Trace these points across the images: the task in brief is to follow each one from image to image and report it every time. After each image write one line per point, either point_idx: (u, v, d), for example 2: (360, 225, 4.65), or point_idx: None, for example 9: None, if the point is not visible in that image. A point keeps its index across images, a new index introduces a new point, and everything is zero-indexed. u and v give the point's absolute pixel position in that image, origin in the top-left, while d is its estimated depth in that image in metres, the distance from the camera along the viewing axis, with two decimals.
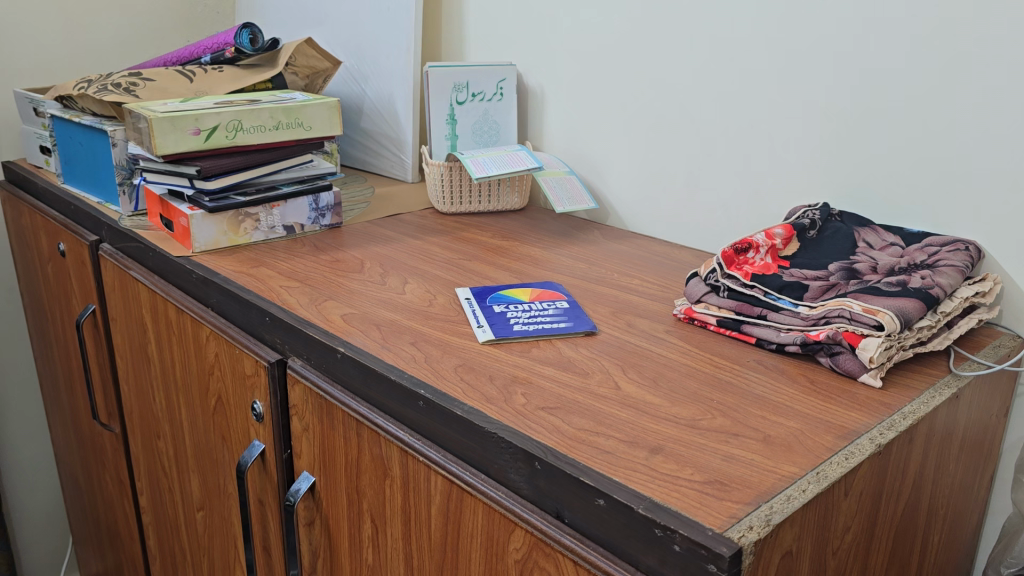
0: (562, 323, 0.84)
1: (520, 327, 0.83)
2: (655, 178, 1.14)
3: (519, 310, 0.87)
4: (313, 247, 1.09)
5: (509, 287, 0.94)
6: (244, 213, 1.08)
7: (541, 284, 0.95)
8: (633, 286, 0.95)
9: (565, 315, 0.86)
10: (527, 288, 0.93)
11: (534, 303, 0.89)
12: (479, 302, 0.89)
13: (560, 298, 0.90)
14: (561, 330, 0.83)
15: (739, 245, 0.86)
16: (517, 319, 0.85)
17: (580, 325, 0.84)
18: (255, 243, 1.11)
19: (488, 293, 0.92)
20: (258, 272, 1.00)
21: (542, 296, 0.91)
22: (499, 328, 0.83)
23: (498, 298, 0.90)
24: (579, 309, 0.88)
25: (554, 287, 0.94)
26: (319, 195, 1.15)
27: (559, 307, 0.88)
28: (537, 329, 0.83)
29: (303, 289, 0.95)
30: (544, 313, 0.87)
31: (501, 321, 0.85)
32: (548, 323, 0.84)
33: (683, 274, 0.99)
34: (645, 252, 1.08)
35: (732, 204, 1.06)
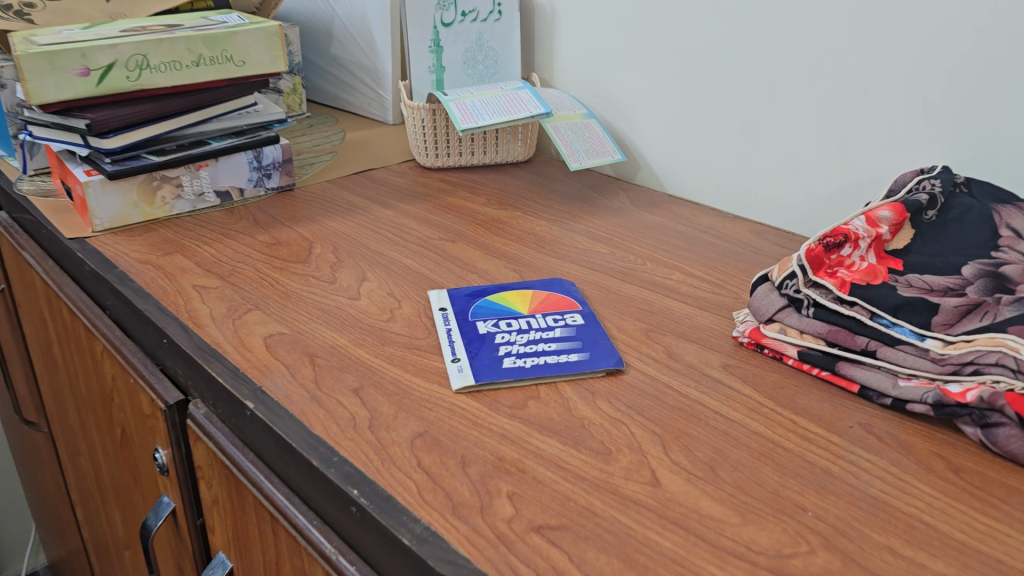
0: (573, 356, 0.59)
1: (511, 363, 0.58)
2: (700, 123, 0.86)
3: (512, 330, 0.62)
4: (252, 221, 0.83)
5: (500, 288, 0.68)
6: (161, 176, 0.82)
7: (545, 284, 0.69)
8: (672, 286, 0.69)
9: (579, 339, 0.60)
10: (526, 291, 0.68)
11: (535, 318, 0.63)
12: (458, 316, 0.64)
13: (572, 309, 0.65)
14: (571, 369, 0.57)
15: (831, 238, 0.59)
16: (508, 346, 0.60)
17: (598, 359, 0.58)
18: (178, 216, 0.85)
19: (472, 299, 0.66)
20: (170, 262, 0.75)
21: (547, 306, 0.65)
22: (481, 365, 0.58)
23: (486, 310, 0.65)
24: (597, 327, 0.62)
25: (564, 289, 0.68)
26: (262, 150, 0.88)
27: (569, 324, 0.62)
28: (536, 369, 0.57)
29: (222, 292, 0.69)
30: (549, 335, 0.61)
31: (485, 351, 0.59)
32: (552, 355, 0.59)
33: (740, 263, 0.73)
34: (688, 228, 0.81)
35: (806, 161, 0.78)
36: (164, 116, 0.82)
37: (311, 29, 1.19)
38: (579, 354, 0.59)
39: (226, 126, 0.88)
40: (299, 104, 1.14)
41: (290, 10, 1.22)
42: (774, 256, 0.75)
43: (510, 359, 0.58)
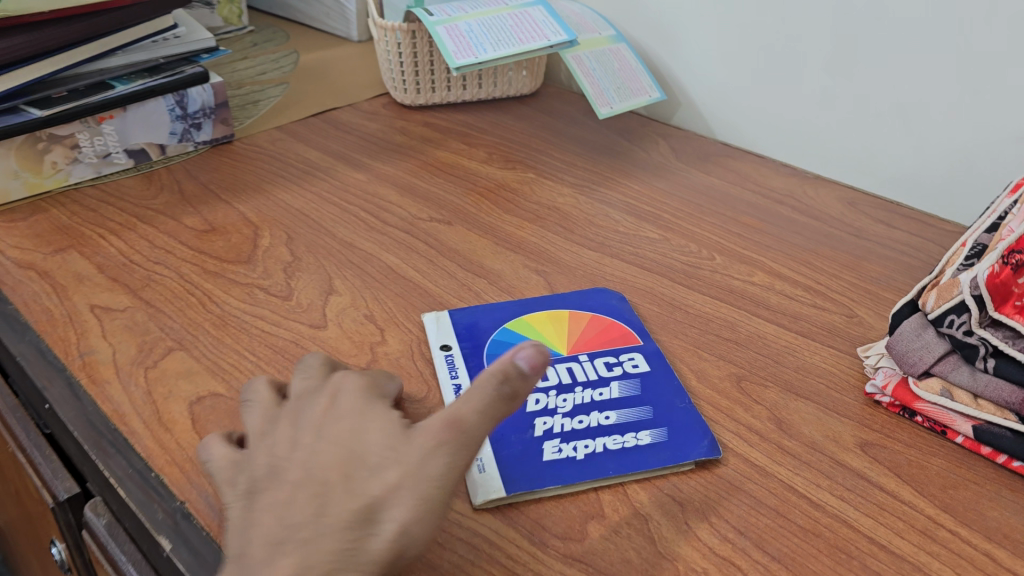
0: (643, 435, 0.40)
1: (553, 452, 0.39)
2: (767, 50, 0.65)
3: (549, 390, 0.43)
4: (175, 193, 0.62)
5: (521, 308, 0.49)
6: (48, 135, 0.60)
7: (583, 301, 0.49)
8: (757, 297, 0.50)
9: (648, 405, 0.42)
10: (559, 313, 0.48)
11: (580, 365, 0.44)
12: (468, 364, 0.45)
13: (630, 348, 0.46)
14: (644, 462, 0.38)
15: (1021, 252, 0.39)
16: (546, 420, 0.41)
17: (681, 441, 0.40)
18: (77, 186, 0.63)
19: (485, 331, 0.47)
20: (60, 264, 0.54)
21: (593, 341, 0.46)
22: (510, 456, 0.39)
23: (507, 353, 0.46)
24: (670, 379, 0.43)
25: (612, 308, 0.49)
26: (187, 93, 0.66)
27: (630, 376, 0.44)
28: (593, 462, 0.39)
29: (130, 317, 0.49)
30: (603, 393, 0.42)
31: (513, 430, 0.40)
32: (612, 436, 0.40)
33: (840, 256, 0.54)
34: (757, 195, 0.62)
35: (918, 108, 0.59)
36: (45, 53, 0.59)
37: None
38: (651, 433, 0.40)
39: (134, 61, 0.65)
40: (238, 16, 0.91)
41: None
42: (880, 241, 0.56)
43: (552, 444, 0.39)
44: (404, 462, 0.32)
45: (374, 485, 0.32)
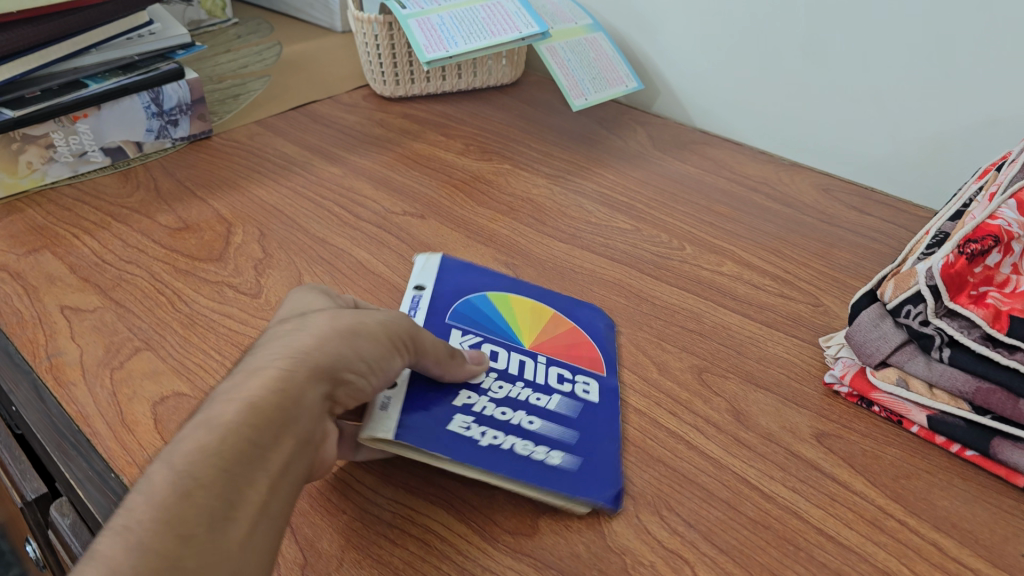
0: (555, 454, 0.38)
1: (459, 426, 0.37)
2: (741, 34, 0.64)
3: (491, 374, 0.42)
4: (151, 191, 0.63)
5: (508, 289, 0.49)
6: (22, 136, 0.60)
7: (569, 308, 0.48)
8: (725, 287, 0.50)
9: (576, 429, 0.39)
10: (545, 310, 0.47)
11: (530, 364, 0.43)
12: (429, 307, 0.45)
13: (588, 368, 0.44)
14: (535, 473, 0.36)
15: (974, 243, 0.39)
16: (470, 399, 0.40)
17: (590, 475, 0.37)
18: (54, 186, 0.64)
19: (461, 291, 0.48)
20: (34, 266, 0.55)
21: (553, 347, 0.45)
22: (415, 412, 0.37)
23: (469, 316, 0.46)
24: (616, 411, 0.41)
25: (598, 331, 0.46)
26: (161, 90, 0.66)
27: (575, 397, 0.42)
28: (490, 453, 0.36)
29: (101, 318, 0.50)
30: (539, 403, 0.41)
31: (435, 395, 0.39)
32: (525, 441, 0.38)
33: (811, 244, 0.54)
34: (731, 183, 0.61)
35: (892, 92, 0.58)
36: (18, 53, 0.59)
37: None
38: (564, 456, 0.38)
39: (108, 59, 0.65)
40: (222, 9, 0.91)
41: None
42: (851, 228, 0.56)
43: (463, 420, 0.38)
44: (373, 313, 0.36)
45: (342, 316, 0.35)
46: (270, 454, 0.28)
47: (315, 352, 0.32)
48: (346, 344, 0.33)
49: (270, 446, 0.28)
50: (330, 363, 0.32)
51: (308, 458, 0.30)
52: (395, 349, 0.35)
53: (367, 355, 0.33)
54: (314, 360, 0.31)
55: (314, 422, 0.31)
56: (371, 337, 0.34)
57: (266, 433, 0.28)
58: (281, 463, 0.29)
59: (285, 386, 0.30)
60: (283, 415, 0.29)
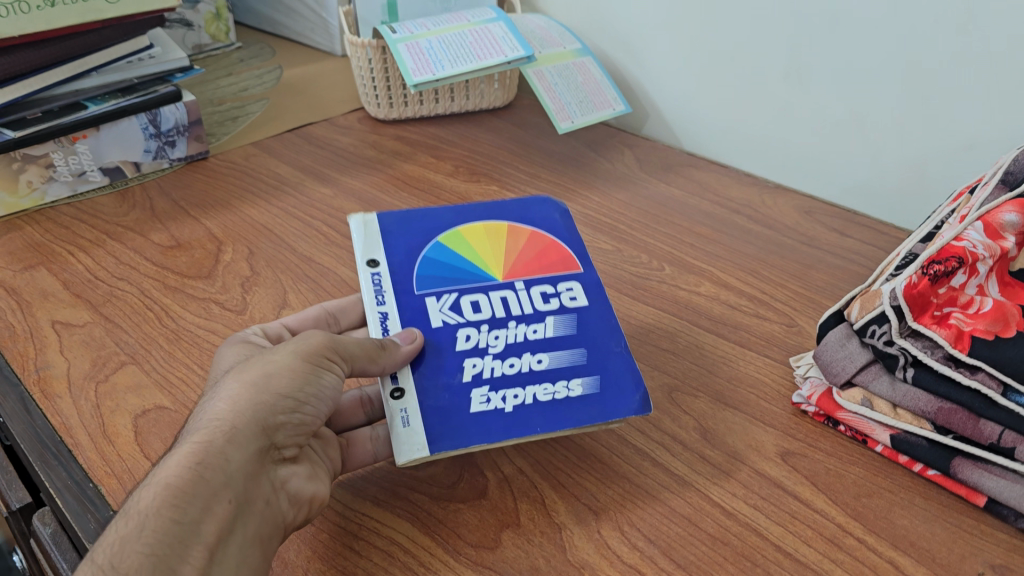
0: (574, 385, 0.41)
1: (482, 401, 0.39)
2: (726, 59, 0.65)
3: (481, 327, 0.42)
4: (147, 210, 0.64)
5: (452, 225, 0.47)
6: (22, 155, 0.62)
7: (520, 218, 0.48)
8: (701, 307, 0.51)
9: (581, 347, 0.42)
10: (494, 228, 0.47)
11: (515, 294, 0.44)
12: (396, 286, 0.43)
13: (568, 275, 0.45)
14: (571, 418, 0.39)
15: (938, 264, 0.40)
16: (476, 362, 0.41)
17: (615, 395, 0.41)
18: (53, 204, 0.65)
19: (413, 249, 0.45)
20: (28, 281, 0.56)
21: (533, 265, 0.46)
22: (428, 416, 0.38)
23: (438, 274, 0.44)
24: (607, 314, 0.44)
25: (553, 224, 0.48)
26: (159, 112, 0.68)
27: (565, 311, 0.43)
28: (522, 417, 0.39)
29: (89, 333, 0.51)
30: (537, 336, 0.42)
31: (441, 374, 0.40)
32: (544, 385, 0.40)
33: (789, 265, 0.55)
34: (715, 205, 0.62)
35: (873, 116, 0.59)
36: (19, 76, 0.61)
37: None
38: (584, 384, 0.41)
39: (109, 81, 0.67)
40: (226, 33, 0.93)
41: None
42: (830, 250, 0.57)
43: (481, 393, 0.39)
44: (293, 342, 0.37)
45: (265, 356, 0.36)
46: (201, 529, 0.31)
47: (228, 416, 0.34)
48: (257, 394, 0.34)
49: (202, 518, 0.31)
50: (245, 417, 0.34)
51: (255, 515, 0.33)
52: (314, 372, 0.36)
53: (285, 392, 0.35)
54: (229, 425, 0.33)
55: (247, 474, 0.33)
56: (286, 374, 0.35)
57: (187, 509, 0.31)
58: (219, 530, 0.31)
59: (202, 457, 0.32)
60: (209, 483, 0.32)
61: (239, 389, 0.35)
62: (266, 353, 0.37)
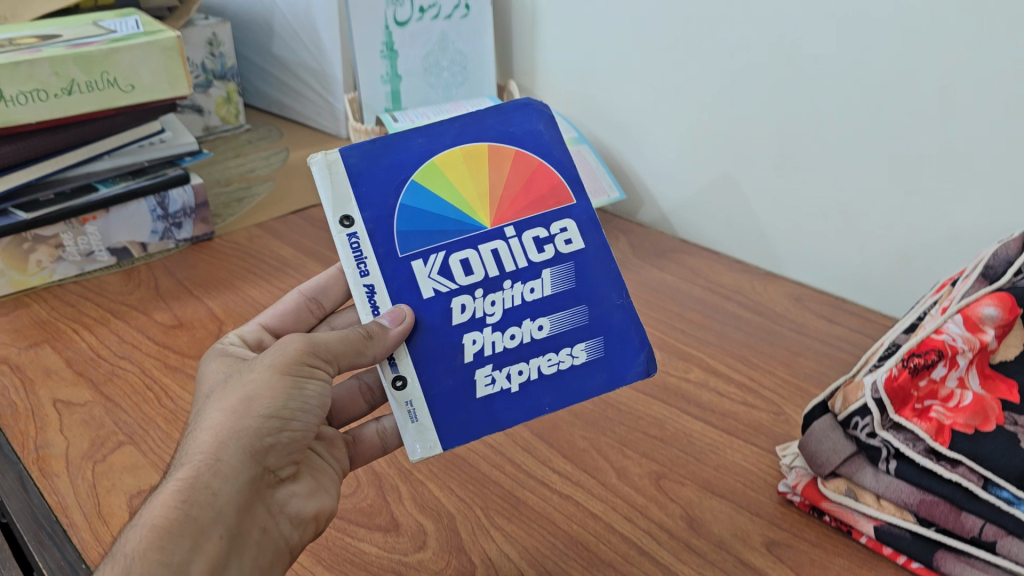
0: (578, 351, 0.43)
1: (487, 384, 0.42)
2: (717, 150, 0.67)
3: (475, 292, 0.42)
4: (151, 290, 0.66)
5: (427, 155, 0.44)
6: (32, 236, 0.64)
7: (504, 136, 0.45)
8: (690, 393, 0.52)
9: (581, 306, 0.43)
10: (474, 149, 0.44)
11: (507, 244, 0.43)
12: (375, 248, 0.42)
13: (559, 210, 0.44)
14: (575, 391, 0.43)
15: (919, 357, 0.41)
16: (476, 337, 0.42)
17: (617, 363, 0.44)
18: (60, 282, 0.67)
19: (387, 191, 0.43)
20: (32, 360, 0.57)
21: (521, 199, 0.44)
22: (437, 402, 0.41)
23: (421, 225, 0.43)
24: (602, 263, 0.44)
25: (539, 139, 0.46)
26: (167, 194, 0.70)
27: (562, 259, 0.44)
28: (528, 395, 0.42)
29: (89, 412, 0.52)
30: (535, 295, 0.43)
31: (443, 358, 0.42)
32: (548, 356, 0.43)
33: (778, 352, 0.56)
34: (706, 291, 0.64)
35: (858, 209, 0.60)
36: (34, 160, 0.64)
37: (248, 25, 0.99)
38: (587, 349, 0.43)
39: (121, 164, 0.70)
40: (236, 116, 0.97)
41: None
42: (818, 336, 0.58)
43: (485, 373, 0.42)
44: (273, 355, 0.38)
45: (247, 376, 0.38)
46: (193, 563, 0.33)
47: (214, 447, 0.35)
48: (240, 420, 0.36)
49: (193, 556, 0.33)
50: (231, 446, 0.35)
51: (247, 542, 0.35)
52: (295, 388, 0.38)
53: (270, 414, 0.36)
54: (214, 458, 0.35)
55: (238, 500, 0.35)
56: (267, 395, 0.37)
57: (178, 546, 0.32)
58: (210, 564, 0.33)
59: (190, 495, 0.34)
60: (200, 520, 0.34)
61: (223, 417, 0.36)
62: (245, 370, 0.38)
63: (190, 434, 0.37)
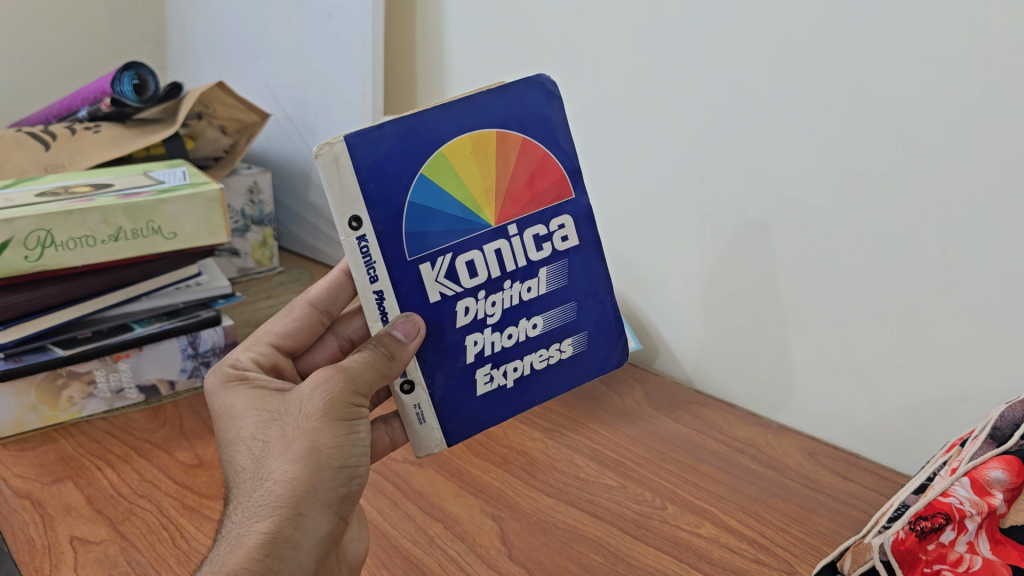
0: (566, 344, 0.51)
1: (486, 382, 0.50)
2: (730, 304, 0.69)
3: (479, 294, 0.48)
4: (176, 428, 0.68)
5: (436, 144, 0.45)
6: (67, 372, 0.66)
7: (513, 123, 0.47)
8: (701, 549, 0.52)
9: (567, 306, 0.51)
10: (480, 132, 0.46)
11: (509, 244, 0.48)
12: (385, 255, 0.46)
13: (558, 205, 0.49)
14: (559, 379, 0.52)
15: (924, 520, 0.42)
16: (478, 338, 0.49)
17: (595, 353, 0.53)
18: (89, 418, 0.69)
19: (396, 188, 0.45)
20: (56, 497, 0.58)
21: (522, 195, 0.48)
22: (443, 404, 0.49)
23: (429, 226, 0.46)
24: (588, 258, 0.51)
25: (538, 117, 0.48)
26: (199, 334, 0.73)
27: (555, 260, 0.50)
28: (521, 386, 0.51)
29: (104, 551, 0.53)
30: (529, 297, 0.49)
31: (449, 358, 0.49)
32: (540, 352, 0.51)
33: (793, 509, 0.56)
34: (720, 443, 0.64)
35: (869, 367, 0.61)
36: (76, 300, 0.67)
37: (287, 174, 1.04)
38: (572, 343, 0.52)
39: (157, 305, 0.73)
40: (270, 258, 1.01)
41: (265, 150, 1.08)
42: (833, 493, 0.58)
43: (486, 372, 0.49)
44: (322, 398, 0.45)
45: (304, 420, 0.44)
46: None
47: (293, 499, 0.42)
48: (313, 471, 0.43)
49: None
50: (309, 497, 0.43)
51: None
52: (350, 436, 0.45)
53: (338, 465, 0.44)
54: (298, 512, 0.42)
55: (314, 545, 0.43)
56: (332, 446, 0.44)
57: None
58: None
59: (280, 546, 0.41)
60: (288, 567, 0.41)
61: (294, 471, 0.43)
62: (300, 417, 0.45)
63: (256, 480, 0.43)
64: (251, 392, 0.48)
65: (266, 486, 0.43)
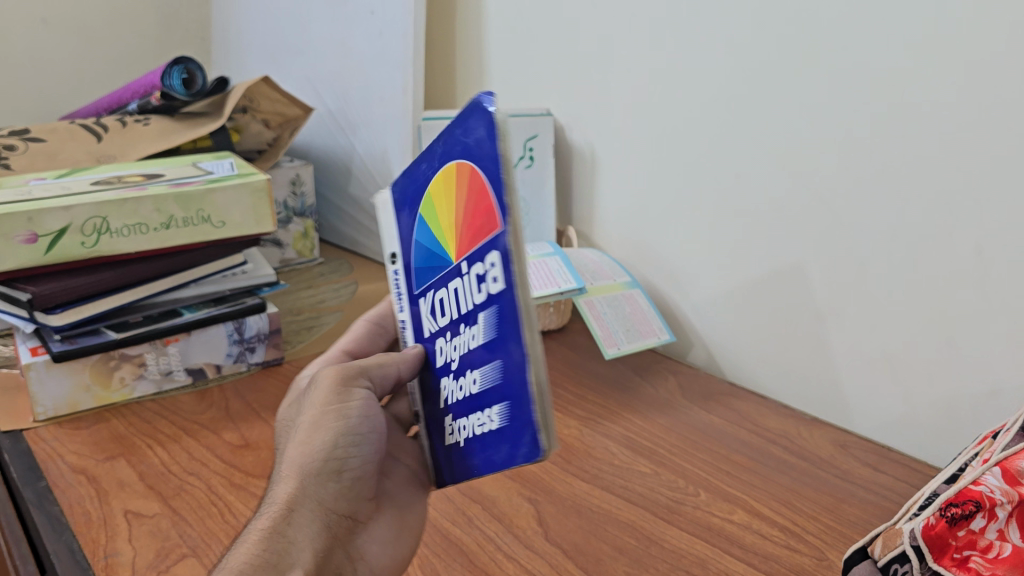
0: (493, 414, 0.38)
1: (450, 434, 0.43)
2: (765, 297, 0.70)
3: (445, 333, 0.43)
4: (222, 410, 0.70)
5: (411, 177, 0.45)
6: (120, 354, 0.69)
7: (463, 152, 0.38)
8: (733, 535, 0.53)
9: (494, 362, 0.38)
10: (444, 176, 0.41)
11: (459, 282, 0.40)
12: (401, 288, 0.47)
13: (488, 239, 0.36)
14: (486, 457, 0.39)
15: (955, 507, 0.42)
16: (447, 383, 0.43)
17: (513, 436, 0.37)
18: (139, 399, 0.71)
19: (400, 224, 0.46)
20: (110, 473, 0.61)
21: (472, 229, 0.38)
22: (437, 447, 0.45)
23: (420, 261, 0.44)
24: (518, 306, 0.36)
25: (483, 130, 0.36)
26: (244, 320, 0.76)
27: (487, 294, 0.37)
28: (467, 454, 0.41)
29: (157, 524, 0.55)
30: (468, 344, 0.40)
31: (438, 399, 0.45)
32: (477, 416, 0.40)
33: (826, 500, 0.57)
34: (753, 434, 0.65)
35: (905, 360, 0.62)
36: (129, 285, 0.70)
37: (328, 167, 1.07)
38: (498, 415, 0.38)
39: (205, 292, 0.76)
40: (311, 250, 1.03)
41: (308, 144, 1.11)
42: (864, 485, 0.59)
43: (451, 425, 0.43)
44: (319, 394, 0.47)
45: (303, 418, 0.46)
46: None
47: (287, 495, 0.44)
48: (304, 463, 0.44)
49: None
50: (304, 490, 0.44)
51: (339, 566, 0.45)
52: (342, 426, 0.46)
53: (327, 455, 0.45)
54: (289, 506, 0.43)
55: (314, 537, 0.43)
56: (320, 437, 0.45)
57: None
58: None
59: (272, 539, 0.42)
60: (283, 558, 0.42)
61: (287, 469, 0.44)
62: (303, 414, 0.46)
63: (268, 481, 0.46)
64: (290, 400, 0.52)
65: (273, 485, 0.45)
